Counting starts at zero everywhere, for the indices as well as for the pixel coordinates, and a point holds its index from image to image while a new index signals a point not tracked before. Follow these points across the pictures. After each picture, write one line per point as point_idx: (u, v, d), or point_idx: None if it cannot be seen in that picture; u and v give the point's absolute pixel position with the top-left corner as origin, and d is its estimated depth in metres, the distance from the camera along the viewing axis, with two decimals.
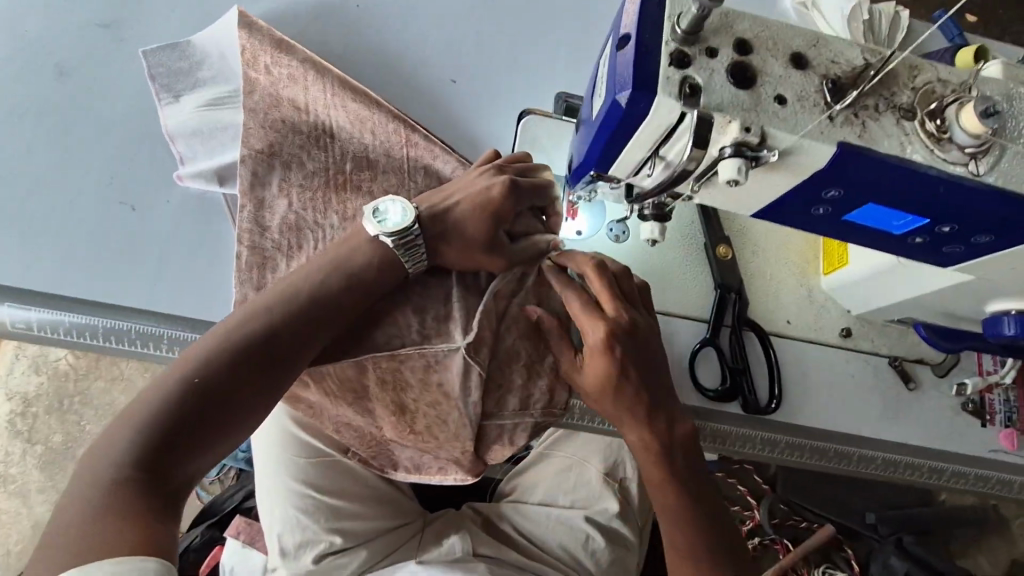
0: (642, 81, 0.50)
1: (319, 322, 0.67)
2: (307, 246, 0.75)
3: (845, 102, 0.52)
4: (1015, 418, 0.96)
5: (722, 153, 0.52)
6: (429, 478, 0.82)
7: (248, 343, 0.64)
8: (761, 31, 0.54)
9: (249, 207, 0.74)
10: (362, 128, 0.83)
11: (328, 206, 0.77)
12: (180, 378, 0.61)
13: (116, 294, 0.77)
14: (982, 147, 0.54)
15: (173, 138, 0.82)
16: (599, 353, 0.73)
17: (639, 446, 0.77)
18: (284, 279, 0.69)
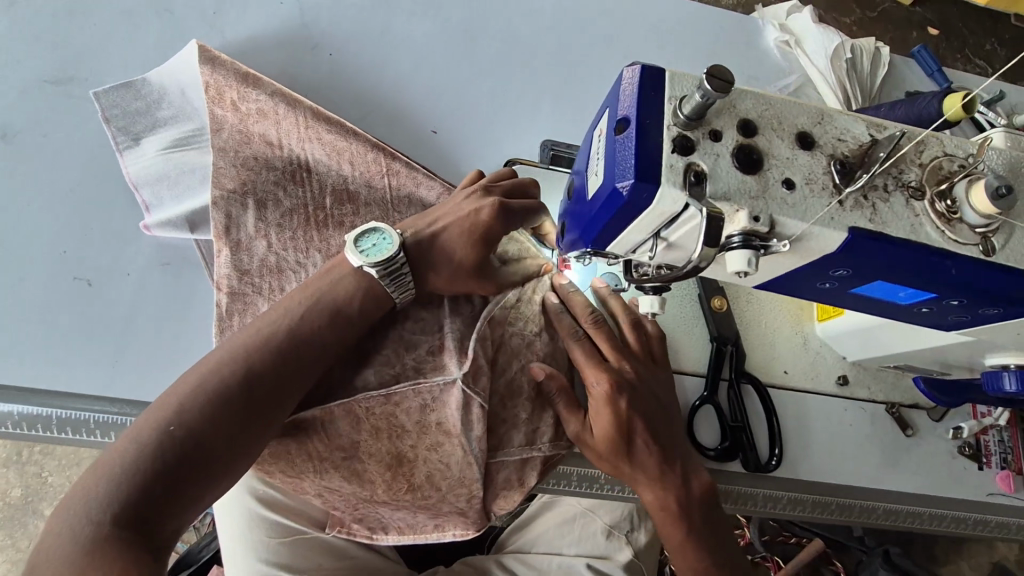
0: (645, 171, 0.47)
1: (304, 360, 0.63)
2: (289, 287, 0.71)
3: (855, 186, 0.50)
4: (1010, 459, 0.95)
5: (730, 241, 0.49)
6: (424, 538, 0.74)
7: (229, 386, 0.59)
8: (765, 110, 0.51)
9: (226, 251, 0.70)
10: (339, 159, 0.78)
11: (310, 243, 0.73)
12: (155, 427, 0.55)
13: (74, 359, 0.71)
14: (991, 227, 0.52)
15: (136, 186, 0.76)
16: (604, 408, 0.72)
17: (655, 505, 0.75)
18: (263, 316, 0.64)
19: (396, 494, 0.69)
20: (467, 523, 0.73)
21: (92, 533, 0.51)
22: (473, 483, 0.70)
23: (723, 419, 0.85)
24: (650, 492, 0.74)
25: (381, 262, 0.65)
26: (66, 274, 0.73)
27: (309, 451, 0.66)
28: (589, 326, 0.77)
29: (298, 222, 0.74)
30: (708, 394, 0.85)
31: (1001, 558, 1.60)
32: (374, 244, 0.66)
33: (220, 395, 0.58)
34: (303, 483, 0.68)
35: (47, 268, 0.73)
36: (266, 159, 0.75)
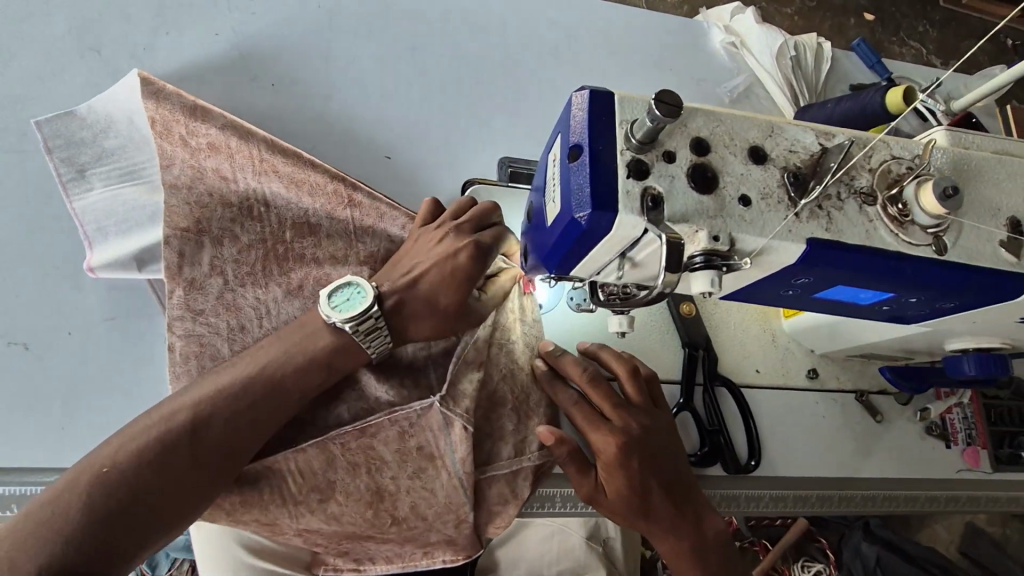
0: (603, 199, 0.46)
1: (260, 413, 0.58)
2: (250, 324, 0.67)
3: (809, 197, 0.50)
4: (975, 436, 0.97)
5: (692, 262, 0.49)
6: (414, 565, 0.71)
7: (174, 443, 0.55)
8: (715, 127, 0.51)
9: (180, 290, 0.66)
10: (299, 192, 0.72)
11: (270, 279, 0.69)
12: (89, 479, 0.52)
13: (22, 416, 0.67)
14: (941, 226, 0.53)
15: (82, 224, 0.71)
16: (613, 471, 0.68)
17: (671, 554, 0.72)
18: (221, 367, 0.60)
19: (380, 527, 0.66)
20: (456, 549, 0.70)
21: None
22: (461, 507, 0.67)
23: (702, 425, 0.85)
24: (667, 543, 0.72)
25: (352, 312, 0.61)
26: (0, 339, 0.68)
27: (283, 495, 0.63)
28: (584, 383, 0.72)
29: (256, 257, 0.69)
30: (685, 402, 0.85)
31: (971, 517, 1.67)
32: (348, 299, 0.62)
33: (164, 452, 0.54)
34: (281, 526, 0.64)
35: None
36: (219, 193, 0.69)
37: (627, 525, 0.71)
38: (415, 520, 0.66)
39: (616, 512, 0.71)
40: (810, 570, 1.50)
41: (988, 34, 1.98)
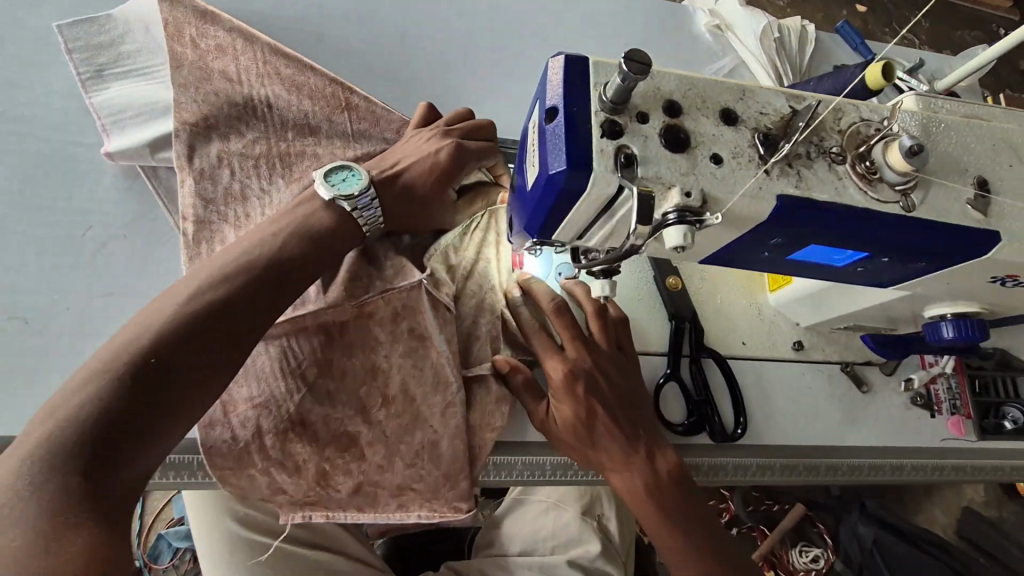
0: (577, 157, 0.48)
1: (274, 290, 0.62)
2: (255, 214, 0.74)
3: (779, 155, 0.52)
4: (959, 405, 1.00)
5: (666, 219, 0.50)
6: (387, 518, 0.73)
7: (196, 322, 0.57)
8: (688, 90, 0.53)
9: (190, 180, 0.73)
10: (297, 93, 0.79)
11: (272, 171, 0.76)
12: (126, 357, 0.53)
13: (43, 312, 0.71)
14: (909, 184, 0.55)
15: (98, 114, 0.77)
16: (560, 393, 0.74)
17: (624, 491, 0.75)
18: (228, 249, 0.63)
19: (370, 411, 0.71)
20: (433, 505, 0.74)
21: (50, 484, 0.48)
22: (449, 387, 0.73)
23: (688, 395, 0.87)
24: (614, 476, 0.75)
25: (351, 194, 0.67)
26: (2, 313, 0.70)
27: (282, 368, 0.68)
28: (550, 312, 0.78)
29: (260, 152, 0.76)
30: (671, 371, 0.87)
31: (967, 500, 1.68)
32: (346, 180, 0.68)
33: (189, 329, 0.56)
34: (272, 411, 0.67)
35: None
36: (225, 93, 0.77)
37: (578, 455, 0.76)
38: (403, 401, 0.72)
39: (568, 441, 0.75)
40: (807, 554, 1.52)
41: (983, 26, 2.00)
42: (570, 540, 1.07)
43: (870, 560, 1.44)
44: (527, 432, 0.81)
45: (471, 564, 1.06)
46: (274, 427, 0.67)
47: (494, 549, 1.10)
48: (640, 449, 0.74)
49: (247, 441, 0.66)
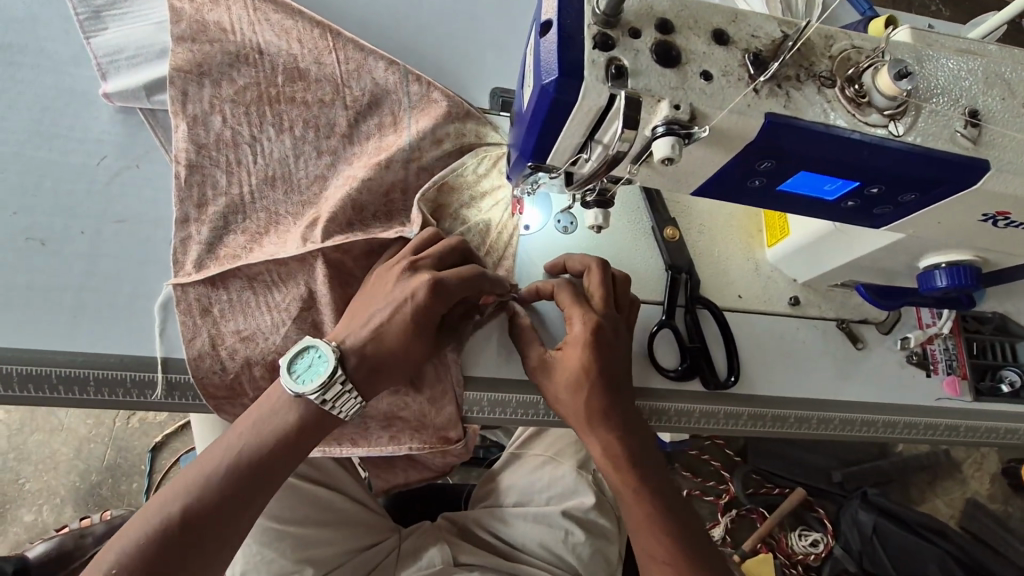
0: (570, 66, 0.50)
1: (253, 484, 0.65)
2: (246, 159, 0.77)
3: (768, 74, 0.54)
4: (955, 365, 1.00)
5: (655, 132, 0.52)
6: (380, 450, 0.79)
7: (288, 443, 0.67)
8: (680, 11, 0.54)
9: (184, 126, 0.76)
10: (288, 39, 0.81)
11: (263, 118, 0.79)
12: (240, 443, 0.66)
13: (50, 242, 0.74)
14: (899, 108, 0.56)
15: (95, 55, 0.80)
16: (579, 343, 0.75)
17: (607, 455, 0.76)
18: (230, 426, 0.68)
19: None
20: (422, 438, 0.80)
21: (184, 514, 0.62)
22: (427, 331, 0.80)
23: (681, 341, 0.88)
24: (600, 440, 0.75)
25: (318, 386, 0.66)
26: (17, 234, 0.73)
27: (265, 302, 0.73)
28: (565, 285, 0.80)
29: (251, 98, 0.79)
30: (667, 319, 0.88)
31: (972, 493, 1.68)
32: (309, 363, 0.67)
33: (287, 437, 0.67)
34: (257, 343, 0.72)
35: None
36: (220, 43, 0.78)
37: (574, 419, 0.76)
38: None
39: (570, 404, 0.75)
40: (807, 538, 1.50)
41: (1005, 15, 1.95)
42: (564, 491, 1.09)
43: (869, 546, 1.47)
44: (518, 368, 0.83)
45: (466, 513, 1.09)
46: (262, 359, 0.72)
47: (490, 502, 1.11)
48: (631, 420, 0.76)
49: (237, 371, 0.72)
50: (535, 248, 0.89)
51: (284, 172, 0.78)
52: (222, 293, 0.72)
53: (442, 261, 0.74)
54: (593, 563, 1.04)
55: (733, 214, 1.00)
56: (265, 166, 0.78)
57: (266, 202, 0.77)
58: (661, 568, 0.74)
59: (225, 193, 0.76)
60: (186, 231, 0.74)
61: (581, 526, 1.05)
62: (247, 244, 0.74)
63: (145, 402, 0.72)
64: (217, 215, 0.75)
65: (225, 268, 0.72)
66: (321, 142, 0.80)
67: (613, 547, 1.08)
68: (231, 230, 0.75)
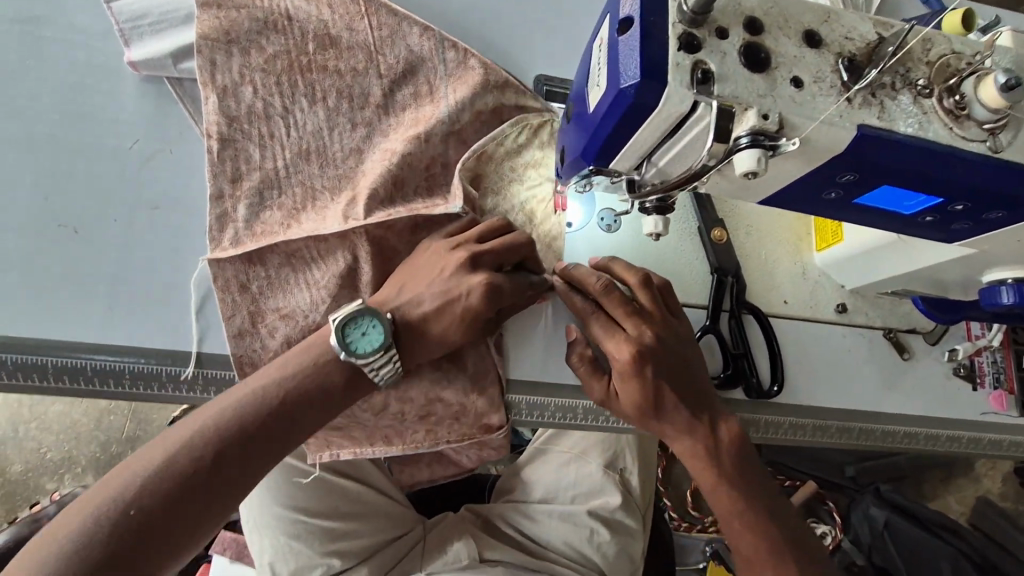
0: (653, 69, 0.46)
1: (274, 434, 0.63)
2: (279, 133, 0.73)
3: (863, 83, 0.50)
4: (1003, 379, 0.96)
5: (738, 142, 0.48)
6: (415, 445, 0.76)
7: (317, 398, 0.65)
8: (770, 7, 0.50)
9: (214, 96, 0.72)
10: (318, 4, 0.76)
11: (295, 89, 0.74)
12: (270, 392, 0.64)
13: (81, 228, 0.71)
14: (1000, 123, 0.51)
15: (117, 19, 0.75)
16: (626, 373, 0.71)
17: (685, 454, 0.76)
18: (259, 372, 0.65)
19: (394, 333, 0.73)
20: (462, 428, 0.76)
21: (204, 454, 0.60)
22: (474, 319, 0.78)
23: (726, 348, 0.85)
24: (674, 442, 0.75)
25: (370, 355, 0.65)
26: (50, 221, 0.71)
27: (305, 279, 0.71)
28: (598, 293, 0.74)
29: (282, 67, 0.74)
30: (711, 324, 0.85)
31: (984, 491, 1.66)
32: (364, 331, 0.66)
33: (316, 393, 0.65)
34: (297, 321, 0.71)
35: (30, 212, 0.70)
36: (246, 9, 0.74)
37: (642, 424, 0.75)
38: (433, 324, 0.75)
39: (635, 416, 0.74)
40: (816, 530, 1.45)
41: None
42: (591, 490, 1.07)
43: (880, 542, 1.44)
44: (561, 373, 0.81)
45: (490, 507, 1.08)
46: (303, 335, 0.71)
47: (513, 498, 1.10)
48: (700, 418, 0.74)
49: (277, 350, 0.71)
50: (578, 250, 0.85)
51: (318, 146, 0.74)
52: (260, 270, 0.70)
53: (501, 253, 0.71)
54: (617, 562, 1.04)
55: (780, 218, 0.96)
56: (299, 139, 0.74)
57: (302, 176, 0.73)
58: (753, 562, 0.75)
59: (259, 167, 0.72)
60: (222, 207, 0.71)
61: (607, 525, 1.04)
62: (285, 221, 0.71)
63: (180, 396, 0.71)
64: (251, 191, 0.71)
65: (262, 244, 0.69)
66: (355, 113, 0.76)
67: (638, 546, 1.08)
68: (267, 206, 0.71)
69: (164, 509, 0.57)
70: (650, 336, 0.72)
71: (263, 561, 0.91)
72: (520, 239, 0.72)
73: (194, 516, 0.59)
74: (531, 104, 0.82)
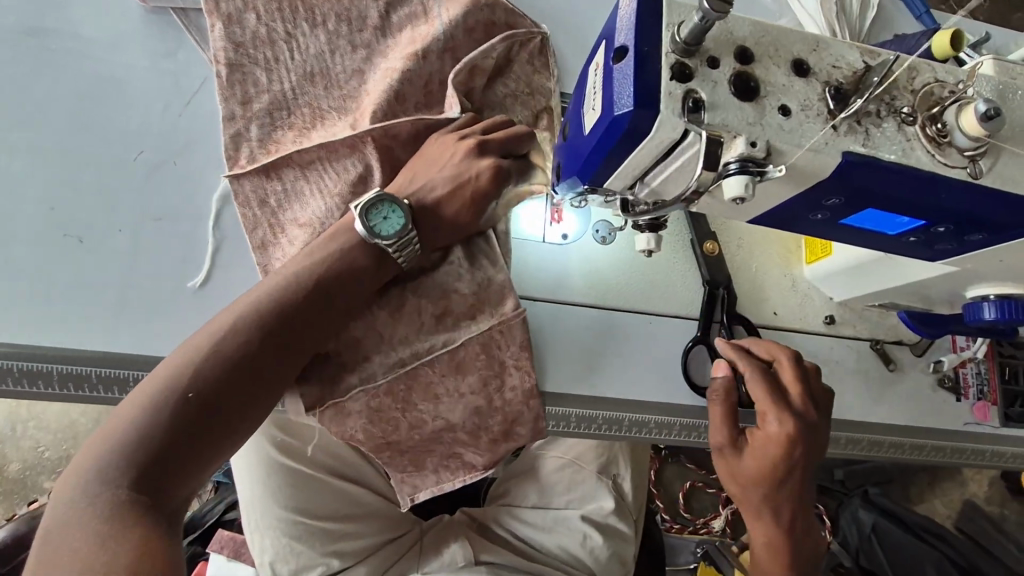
0: (646, 97, 0.48)
1: (309, 321, 0.66)
2: (283, 56, 0.75)
3: (849, 111, 0.51)
4: (987, 391, 0.99)
5: (727, 168, 0.50)
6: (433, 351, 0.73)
7: (346, 284, 0.68)
8: (761, 37, 0.52)
9: (219, 24, 0.74)
10: None
11: (296, 15, 0.76)
12: (301, 282, 0.66)
13: (88, 234, 0.72)
14: (980, 150, 0.53)
15: None
16: (777, 444, 0.73)
17: (762, 531, 0.78)
18: (291, 259, 0.69)
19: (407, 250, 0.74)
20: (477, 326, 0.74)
21: (249, 341, 0.63)
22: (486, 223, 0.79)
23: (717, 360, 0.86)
24: (761, 515, 0.77)
25: (391, 235, 0.68)
26: (56, 229, 0.72)
27: (318, 188, 0.73)
28: (784, 364, 0.78)
29: None
30: (701, 335, 0.86)
31: (970, 495, 1.68)
32: (384, 216, 0.68)
33: (345, 281, 0.68)
34: (315, 230, 0.73)
35: (37, 223, 0.72)
36: None
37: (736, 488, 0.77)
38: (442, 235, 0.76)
39: (749, 487, 0.76)
40: None
41: None
42: (584, 496, 1.08)
43: (868, 544, 1.47)
44: (555, 382, 0.81)
45: (485, 511, 1.10)
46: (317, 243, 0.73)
47: (506, 502, 1.11)
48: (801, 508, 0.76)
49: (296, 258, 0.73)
50: (569, 261, 0.86)
51: (321, 68, 0.77)
52: (277, 184, 0.73)
53: (505, 142, 0.75)
54: (609, 565, 1.06)
55: (772, 233, 0.98)
56: (303, 62, 0.76)
57: (309, 97, 0.76)
58: None
59: (267, 91, 0.75)
60: (235, 128, 0.74)
61: (600, 530, 1.06)
62: (296, 138, 0.74)
63: None
64: (261, 112, 0.74)
65: (277, 157, 0.72)
66: (354, 35, 0.78)
67: (630, 549, 1.10)
68: (278, 126, 0.74)
69: (218, 401, 0.60)
70: (812, 415, 0.76)
71: (263, 561, 0.92)
72: (521, 129, 0.76)
73: (242, 405, 0.62)
74: (520, 20, 0.80)
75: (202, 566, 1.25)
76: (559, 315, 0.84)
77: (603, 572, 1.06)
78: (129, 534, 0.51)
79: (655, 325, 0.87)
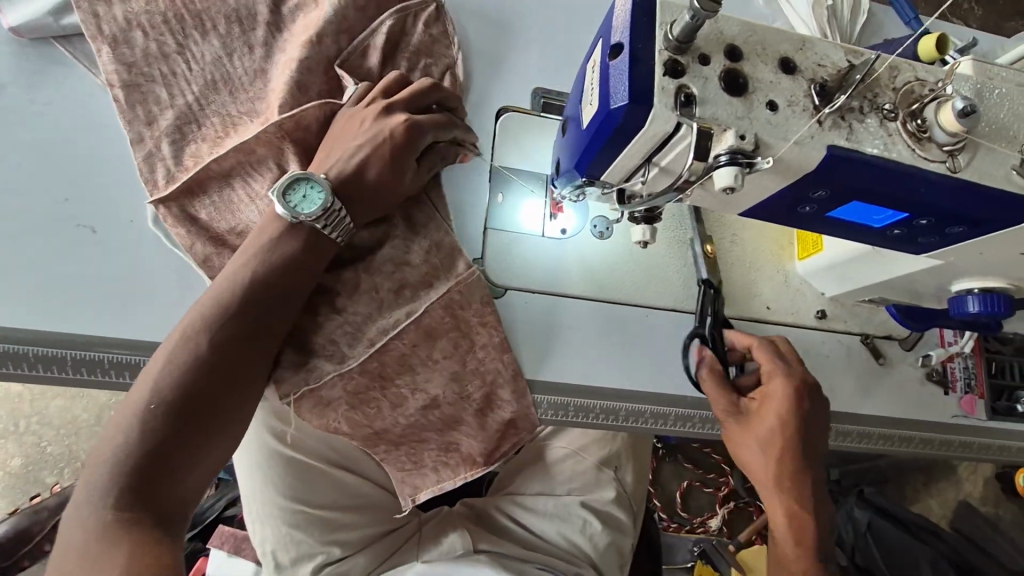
0: (640, 93, 0.50)
1: (260, 314, 0.67)
2: (179, 70, 0.77)
3: (833, 107, 0.54)
4: (974, 384, 1.01)
5: (717, 160, 0.52)
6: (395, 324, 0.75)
7: (290, 272, 0.68)
8: (750, 36, 0.55)
9: (106, 48, 0.75)
10: None
11: (183, 24, 0.77)
12: (242, 276, 0.67)
13: (97, 227, 0.75)
14: (958, 145, 0.56)
15: None
16: (787, 405, 0.77)
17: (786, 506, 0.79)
18: (238, 254, 0.69)
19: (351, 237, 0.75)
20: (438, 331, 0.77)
21: (201, 345, 0.64)
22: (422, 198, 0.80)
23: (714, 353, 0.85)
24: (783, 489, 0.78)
25: (315, 211, 0.68)
26: (68, 221, 0.75)
27: (248, 193, 0.75)
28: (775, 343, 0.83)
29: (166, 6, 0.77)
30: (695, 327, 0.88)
31: (965, 495, 1.70)
32: (303, 195, 0.69)
33: (289, 269, 0.68)
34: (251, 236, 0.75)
35: (48, 216, 0.74)
36: None
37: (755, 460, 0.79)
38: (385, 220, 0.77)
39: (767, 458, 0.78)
40: None
41: None
42: (587, 484, 1.11)
43: (863, 542, 1.49)
44: (551, 372, 0.84)
45: (486, 501, 1.12)
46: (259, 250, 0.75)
47: (507, 492, 1.13)
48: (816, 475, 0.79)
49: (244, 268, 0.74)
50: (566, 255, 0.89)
51: (223, 74, 0.78)
52: (204, 199, 0.74)
53: (410, 101, 0.75)
54: (607, 553, 1.08)
55: (766, 230, 1.00)
56: (202, 71, 0.77)
57: (214, 106, 0.77)
58: None
59: (170, 106, 0.76)
60: (144, 148, 0.75)
61: (600, 517, 1.08)
62: (211, 148, 0.75)
63: None
64: (169, 128, 0.75)
65: (190, 172, 0.74)
66: (248, 36, 0.79)
67: (627, 540, 1.12)
68: (190, 140, 0.76)
69: (186, 404, 0.63)
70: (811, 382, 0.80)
71: (266, 548, 0.95)
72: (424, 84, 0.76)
73: (210, 405, 0.64)
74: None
75: (202, 562, 1.26)
76: (555, 308, 0.87)
77: (601, 561, 1.07)
78: (122, 546, 0.56)
79: (649, 318, 0.90)
